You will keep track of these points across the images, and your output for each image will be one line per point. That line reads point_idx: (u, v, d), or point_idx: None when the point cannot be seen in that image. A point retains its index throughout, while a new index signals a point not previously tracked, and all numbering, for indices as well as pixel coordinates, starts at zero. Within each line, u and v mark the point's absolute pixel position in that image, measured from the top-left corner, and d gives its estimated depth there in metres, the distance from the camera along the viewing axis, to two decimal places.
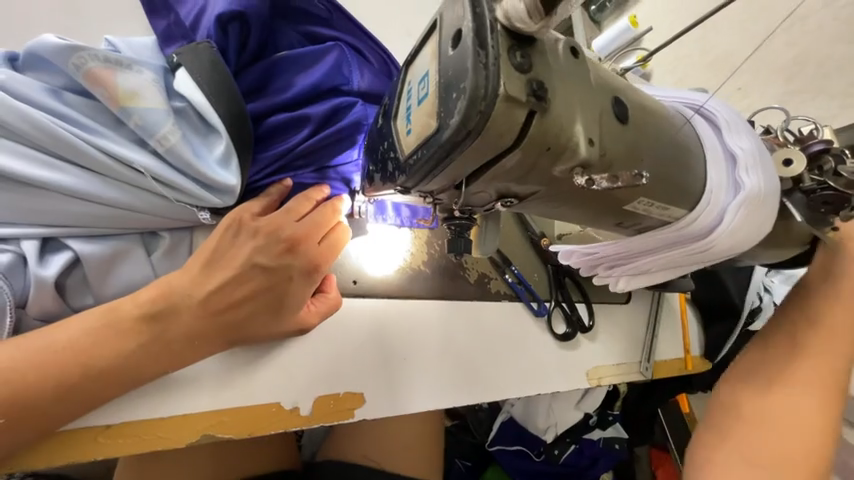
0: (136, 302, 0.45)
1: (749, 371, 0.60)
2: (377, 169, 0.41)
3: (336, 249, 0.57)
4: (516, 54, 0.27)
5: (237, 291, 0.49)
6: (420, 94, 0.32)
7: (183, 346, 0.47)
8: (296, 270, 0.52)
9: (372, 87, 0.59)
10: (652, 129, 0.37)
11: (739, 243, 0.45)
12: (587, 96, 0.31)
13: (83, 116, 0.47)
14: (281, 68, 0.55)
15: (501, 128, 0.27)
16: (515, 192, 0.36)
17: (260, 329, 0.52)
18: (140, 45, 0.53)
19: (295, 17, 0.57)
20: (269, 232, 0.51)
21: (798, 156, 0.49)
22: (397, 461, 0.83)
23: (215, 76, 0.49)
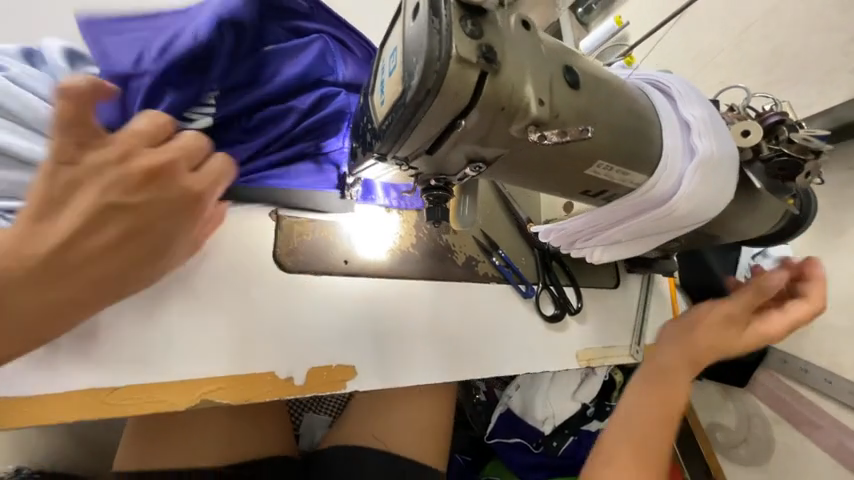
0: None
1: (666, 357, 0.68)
2: (359, 144, 0.45)
3: (209, 179, 0.41)
4: (467, 23, 0.31)
5: (96, 238, 0.37)
6: (390, 66, 0.36)
7: (56, 312, 0.38)
8: (166, 208, 0.39)
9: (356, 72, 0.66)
10: (604, 95, 0.40)
11: (697, 205, 0.48)
12: (536, 62, 0.34)
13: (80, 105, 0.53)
14: (271, 63, 0.60)
15: (456, 88, 0.31)
16: (483, 156, 0.39)
17: (144, 277, 0.43)
18: None
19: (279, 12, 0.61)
20: (117, 160, 0.36)
21: (755, 127, 0.52)
22: (399, 442, 0.84)
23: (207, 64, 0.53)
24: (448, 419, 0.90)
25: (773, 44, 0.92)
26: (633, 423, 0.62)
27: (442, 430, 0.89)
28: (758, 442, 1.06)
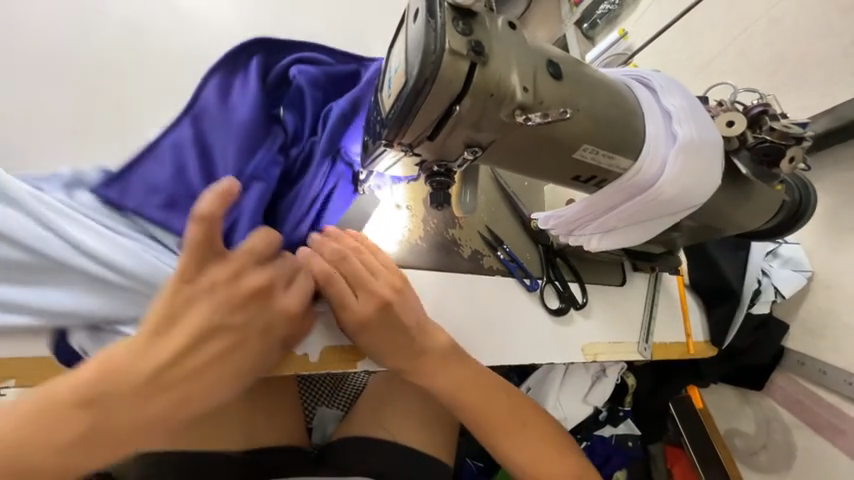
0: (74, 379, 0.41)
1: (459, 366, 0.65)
2: (370, 136, 0.51)
3: (300, 297, 0.56)
4: (459, 23, 0.36)
5: (198, 356, 0.45)
6: (395, 65, 0.42)
7: (129, 433, 0.42)
8: (262, 325, 0.50)
9: (343, 78, 0.68)
10: (586, 85, 0.45)
11: (682, 188, 0.52)
12: (521, 56, 0.40)
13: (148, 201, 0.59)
14: (285, 119, 0.64)
15: (450, 77, 0.37)
16: (478, 141, 0.44)
17: (206, 397, 0.46)
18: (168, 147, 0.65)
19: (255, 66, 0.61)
20: (229, 279, 0.47)
21: (739, 117, 0.56)
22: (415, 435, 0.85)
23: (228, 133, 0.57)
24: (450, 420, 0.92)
25: (773, 49, 0.96)
26: (472, 373, 0.66)
27: (452, 428, 0.92)
28: (778, 447, 1.10)
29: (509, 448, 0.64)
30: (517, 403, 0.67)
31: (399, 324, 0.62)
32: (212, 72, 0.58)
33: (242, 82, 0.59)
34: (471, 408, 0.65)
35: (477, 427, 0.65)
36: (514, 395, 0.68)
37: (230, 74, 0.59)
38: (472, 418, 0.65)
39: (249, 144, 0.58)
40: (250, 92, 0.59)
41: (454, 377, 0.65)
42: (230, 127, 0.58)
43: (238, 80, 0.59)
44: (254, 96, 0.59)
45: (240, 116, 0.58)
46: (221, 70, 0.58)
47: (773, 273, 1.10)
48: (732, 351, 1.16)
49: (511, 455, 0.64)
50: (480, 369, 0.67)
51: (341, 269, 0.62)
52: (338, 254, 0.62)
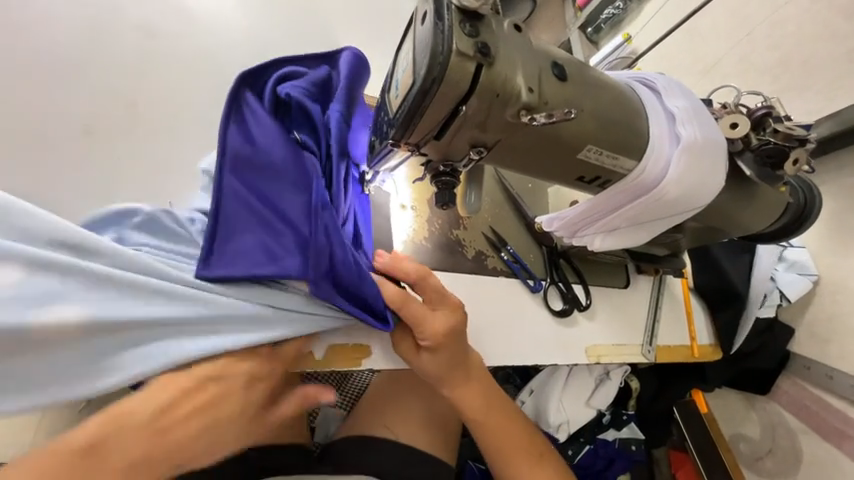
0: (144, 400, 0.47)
1: (484, 392, 0.69)
2: (377, 137, 0.52)
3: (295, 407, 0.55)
4: (466, 25, 0.37)
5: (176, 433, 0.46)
6: (403, 66, 0.43)
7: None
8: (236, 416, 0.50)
9: (324, 86, 0.70)
10: (590, 86, 0.46)
11: (687, 189, 0.52)
12: (527, 57, 0.41)
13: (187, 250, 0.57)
14: (303, 140, 0.65)
15: (457, 77, 0.37)
16: (483, 141, 0.45)
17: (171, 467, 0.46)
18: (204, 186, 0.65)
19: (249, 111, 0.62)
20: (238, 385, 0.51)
21: (743, 119, 0.56)
22: (417, 434, 0.86)
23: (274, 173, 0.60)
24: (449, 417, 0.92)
25: (778, 52, 0.96)
26: (497, 393, 0.71)
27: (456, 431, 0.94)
28: (784, 453, 1.08)
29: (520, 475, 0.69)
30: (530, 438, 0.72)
31: (455, 348, 0.65)
32: (227, 121, 0.59)
33: (257, 121, 0.62)
34: (491, 424, 0.69)
35: (491, 447, 0.70)
36: (532, 435, 0.72)
37: (243, 117, 0.61)
38: (485, 437, 0.69)
39: (295, 174, 0.61)
40: (269, 128, 0.61)
41: (482, 397, 0.69)
42: (271, 166, 0.60)
43: (252, 121, 0.62)
44: (274, 130, 0.61)
45: (276, 152, 0.61)
46: (233, 116, 0.60)
47: (778, 277, 1.09)
48: (738, 354, 1.16)
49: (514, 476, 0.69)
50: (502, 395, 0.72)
51: (412, 291, 0.64)
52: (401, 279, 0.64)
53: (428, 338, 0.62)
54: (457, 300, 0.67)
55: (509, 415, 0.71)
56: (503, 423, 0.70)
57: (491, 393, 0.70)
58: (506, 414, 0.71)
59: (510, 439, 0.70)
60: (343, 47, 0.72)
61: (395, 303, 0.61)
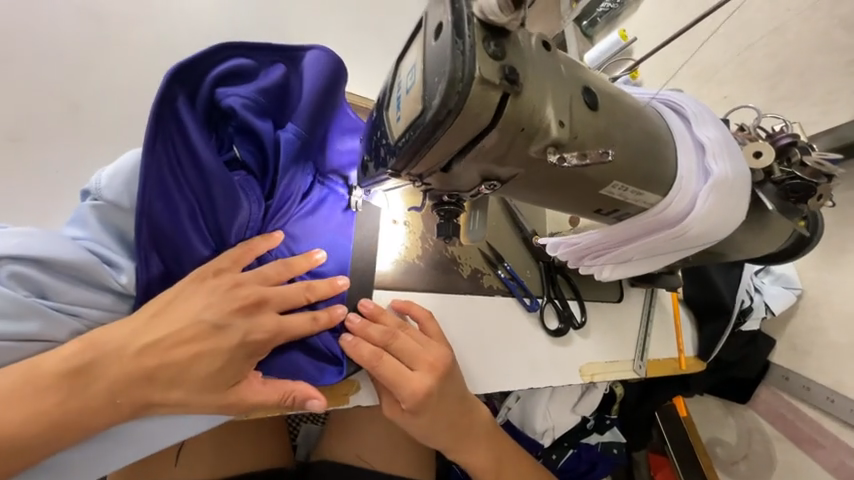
0: (217, 310, 0.51)
1: (483, 442, 0.69)
2: (371, 158, 0.45)
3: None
4: (490, 43, 0.31)
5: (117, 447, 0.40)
6: (407, 82, 0.36)
7: None
8: None
9: (278, 93, 0.60)
10: (620, 116, 0.41)
11: (710, 230, 0.48)
12: (558, 84, 0.35)
13: (66, 288, 0.50)
14: (244, 161, 0.61)
15: (478, 108, 0.31)
16: (498, 175, 0.39)
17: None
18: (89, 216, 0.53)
19: (171, 136, 0.53)
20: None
21: (767, 149, 0.53)
22: (393, 459, 0.82)
23: (205, 210, 0.56)
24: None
25: (775, 62, 0.92)
26: (505, 448, 0.72)
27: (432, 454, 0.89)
28: (759, 458, 1.08)
29: None
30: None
31: (439, 404, 0.62)
32: (152, 148, 0.51)
33: (188, 145, 0.54)
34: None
35: None
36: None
37: (170, 140, 0.53)
38: None
39: (228, 210, 0.57)
40: (204, 156, 0.53)
41: (490, 455, 0.70)
42: (199, 203, 0.56)
43: (183, 146, 0.54)
44: (208, 157, 0.54)
45: (212, 187, 0.55)
46: (159, 139, 0.52)
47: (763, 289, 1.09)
48: (720, 364, 1.16)
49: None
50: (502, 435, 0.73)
51: (390, 349, 0.61)
52: (373, 339, 0.60)
53: (407, 401, 0.59)
54: (440, 353, 0.63)
55: (513, 456, 0.73)
56: (505, 467, 0.72)
57: (491, 440, 0.70)
58: (508, 458, 0.72)
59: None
60: (307, 46, 0.60)
61: (368, 363, 0.59)
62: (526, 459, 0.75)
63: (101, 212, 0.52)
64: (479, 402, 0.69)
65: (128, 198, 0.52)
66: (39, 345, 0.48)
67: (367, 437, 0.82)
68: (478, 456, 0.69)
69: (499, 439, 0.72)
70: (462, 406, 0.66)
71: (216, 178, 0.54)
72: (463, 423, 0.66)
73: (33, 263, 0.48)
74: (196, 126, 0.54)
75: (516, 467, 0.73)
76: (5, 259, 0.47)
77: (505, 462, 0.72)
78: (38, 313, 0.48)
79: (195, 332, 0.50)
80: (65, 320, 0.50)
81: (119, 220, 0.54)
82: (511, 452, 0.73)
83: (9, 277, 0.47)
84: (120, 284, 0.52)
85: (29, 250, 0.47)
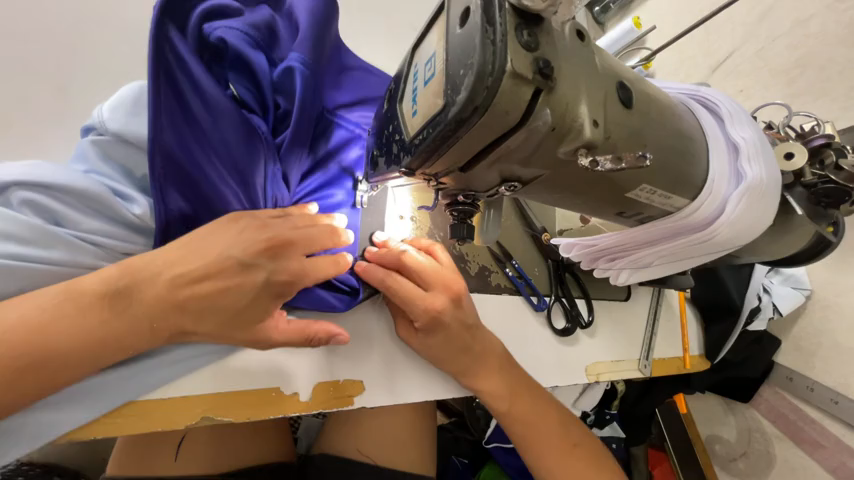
0: (243, 249, 0.48)
1: (494, 373, 0.66)
2: (381, 153, 0.42)
3: None
4: (523, 32, 0.29)
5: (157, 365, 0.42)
6: (426, 67, 0.33)
7: None
8: None
9: (268, 29, 0.57)
10: (653, 116, 0.40)
11: (739, 235, 0.47)
12: (592, 82, 0.34)
13: (84, 217, 0.50)
14: (243, 99, 0.57)
15: (506, 105, 0.29)
16: (519, 176, 0.36)
17: None
18: (101, 147, 0.52)
19: (171, 72, 0.48)
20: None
21: (800, 150, 0.52)
22: (394, 455, 0.80)
23: (218, 140, 0.53)
24: (434, 424, 0.87)
25: (799, 54, 0.86)
26: (519, 378, 0.69)
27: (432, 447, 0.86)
28: (757, 456, 1.02)
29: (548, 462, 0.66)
30: (563, 422, 0.69)
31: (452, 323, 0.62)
32: (154, 81, 0.47)
33: (190, 79, 0.50)
34: (517, 412, 0.67)
35: (514, 431, 0.68)
36: (561, 417, 0.70)
37: (171, 73, 0.48)
38: (505, 419, 0.68)
39: (238, 143, 0.54)
40: (210, 91, 0.51)
41: (504, 384, 0.67)
42: (211, 140, 0.52)
43: (185, 83, 0.49)
44: (214, 92, 0.51)
45: (223, 122, 0.53)
46: (161, 75, 0.47)
47: (772, 289, 0.99)
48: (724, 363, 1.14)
49: (546, 467, 0.66)
50: (515, 364, 0.69)
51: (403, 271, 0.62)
52: (389, 260, 0.61)
53: (420, 319, 0.60)
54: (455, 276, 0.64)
55: (531, 395, 0.69)
56: (523, 405, 0.67)
57: (504, 373, 0.67)
58: (525, 396, 0.68)
59: (531, 422, 0.67)
60: None
61: (384, 282, 0.60)
62: (547, 399, 0.70)
63: (105, 145, 0.52)
64: (490, 332, 0.68)
65: (128, 127, 0.51)
66: (63, 272, 0.49)
67: (366, 433, 0.81)
68: (489, 383, 0.66)
69: (513, 372, 0.68)
70: (475, 328, 0.65)
71: (226, 112, 0.53)
72: (474, 349, 0.64)
73: (46, 192, 0.49)
74: (194, 60, 0.50)
75: (534, 407, 0.68)
76: (22, 185, 0.48)
77: (521, 397, 0.68)
78: (62, 239, 0.49)
79: (222, 269, 0.47)
80: (87, 249, 0.50)
81: (127, 154, 0.53)
82: (527, 388, 0.69)
83: (31, 204, 0.48)
84: (134, 216, 0.51)
85: (41, 177, 0.48)
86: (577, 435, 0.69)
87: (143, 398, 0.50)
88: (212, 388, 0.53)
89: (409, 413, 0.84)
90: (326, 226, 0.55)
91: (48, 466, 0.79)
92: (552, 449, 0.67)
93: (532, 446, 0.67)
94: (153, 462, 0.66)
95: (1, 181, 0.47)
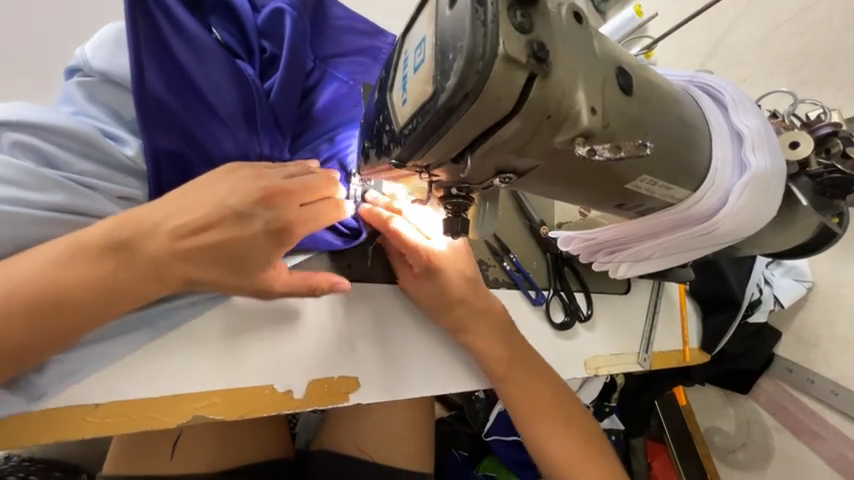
0: (240, 196, 0.46)
1: (489, 333, 0.67)
2: (372, 145, 0.40)
3: None
4: (516, 13, 0.28)
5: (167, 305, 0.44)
6: (416, 48, 0.32)
7: None
8: None
9: None
10: (653, 97, 0.39)
11: (740, 227, 0.46)
12: (591, 68, 0.32)
13: (74, 159, 0.49)
14: (228, 43, 0.57)
15: (499, 92, 0.28)
16: (515, 167, 0.35)
17: None
18: (89, 87, 0.51)
19: (149, 15, 0.49)
20: None
21: (805, 139, 0.50)
22: (394, 453, 0.80)
23: (206, 83, 0.53)
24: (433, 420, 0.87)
25: (803, 42, 0.83)
26: (518, 341, 0.69)
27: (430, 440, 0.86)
28: (756, 448, 1.02)
29: (532, 427, 0.68)
30: (557, 394, 0.69)
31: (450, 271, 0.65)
32: (134, 23, 0.48)
33: (170, 17, 0.51)
34: (510, 375, 0.68)
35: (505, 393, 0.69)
36: (555, 389, 0.70)
37: (151, 14, 0.49)
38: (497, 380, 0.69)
39: (223, 84, 0.53)
40: (195, 31, 0.52)
41: (499, 342, 0.68)
42: (196, 83, 0.52)
43: (165, 24, 0.50)
44: (197, 33, 0.52)
45: (208, 64, 0.53)
46: (140, 16, 0.49)
47: (773, 281, 0.98)
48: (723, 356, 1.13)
49: (530, 431, 0.68)
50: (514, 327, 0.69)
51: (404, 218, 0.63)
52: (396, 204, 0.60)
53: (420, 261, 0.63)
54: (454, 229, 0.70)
55: (526, 360, 0.69)
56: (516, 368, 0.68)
57: (501, 334, 0.68)
58: (519, 360, 0.68)
59: (523, 387, 0.68)
60: None
61: (388, 228, 0.60)
62: (543, 367, 0.70)
63: (93, 86, 0.51)
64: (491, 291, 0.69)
65: (114, 64, 0.50)
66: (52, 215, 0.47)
67: (363, 429, 0.80)
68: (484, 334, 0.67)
69: (509, 335, 0.68)
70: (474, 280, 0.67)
71: (211, 51, 0.53)
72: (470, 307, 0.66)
73: (31, 131, 0.47)
74: (175, 2, 0.51)
75: (526, 373, 0.69)
76: (7, 127, 0.46)
77: (516, 361, 0.68)
78: (52, 182, 0.47)
79: (221, 218, 0.45)
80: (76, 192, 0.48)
81: (113, 94, 0.52)
82: (523, 354, 0.69)
83: (18, 148, 0.46)
84: (127, 158, 0.51)
85: (26, 116, 0.46)
86: (567, 409, 0.69)
87: (133, 389, 0.48)
88: (204, 386, 0.52)
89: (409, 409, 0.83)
90: (323, 173, 0.51)
91: (46, 462, 0.78)
92: (536, 418, 0.68)
93: (520, 411, 0.68)
94: (150, 458, 0.66)
95: None
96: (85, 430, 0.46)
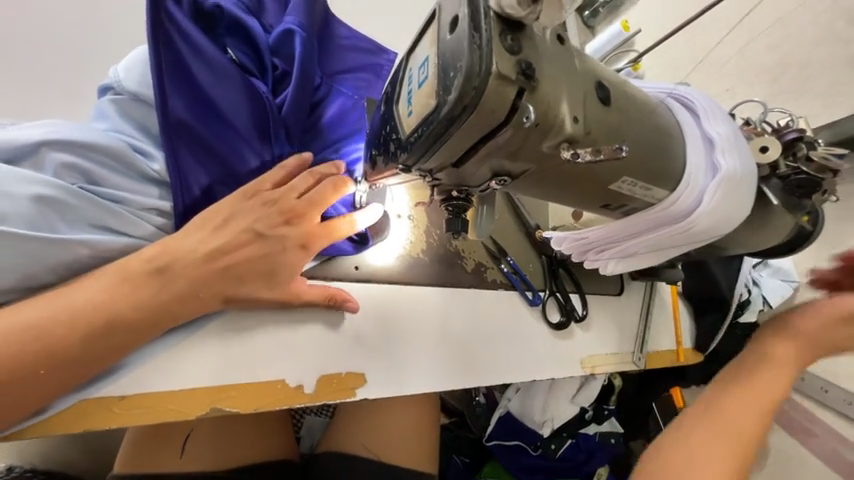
0: (263, 220, 0.53)
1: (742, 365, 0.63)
2: (380, 152, 0.44)
3: None
4: (507, 38, 0.32)
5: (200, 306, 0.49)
6: (420, 65, 0.36)
7: None
8: None
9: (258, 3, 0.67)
10: (631, 107, 0.43)
11: (717, 223, 0.50)
12: (573, 82, 0.37)
13: (103, 173, 0.52)
14: (241, 62, 0.61)
15: (493, 105, 0.32)
16: (509, 170, 0.39)
17: None
18: (123, 108, 0.55)
19: (170, 41, 0.54)
20: None
21: (774, 144, 0.55)
22: (399, 456, 0.82)
23: (226, 99, 0.57)
24: (438, 424, 0.89)
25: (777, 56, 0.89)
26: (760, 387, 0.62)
27: (434, 442, 0.87)
28: None
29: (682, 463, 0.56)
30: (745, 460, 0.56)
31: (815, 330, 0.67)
32: (155, 50, 0.53)
33: (188, 42, 0.55)
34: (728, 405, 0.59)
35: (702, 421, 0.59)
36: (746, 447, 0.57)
37: (172, 40, 0.54)
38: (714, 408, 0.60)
39: (237, 100, 0.58)
40: (212, 54, 0.57)
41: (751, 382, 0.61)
42: (213, 101, 0.56)
43: (184, 49, 0.55)
44: (215, 54, 0.56)
45: (224, 82, 0.57)
46: (161, 43, 0.54)
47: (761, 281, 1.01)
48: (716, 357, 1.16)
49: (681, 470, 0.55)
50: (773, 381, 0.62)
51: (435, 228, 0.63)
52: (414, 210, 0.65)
53: None
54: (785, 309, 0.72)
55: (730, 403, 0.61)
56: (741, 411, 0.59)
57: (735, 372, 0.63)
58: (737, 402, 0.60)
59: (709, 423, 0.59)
60: None
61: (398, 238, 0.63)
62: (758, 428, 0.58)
63: (123, 104, 0.55)
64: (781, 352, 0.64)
65: (144, 85, 0.54)
66: (77, 226, 0.49)
67: (369, 433, 0.82)
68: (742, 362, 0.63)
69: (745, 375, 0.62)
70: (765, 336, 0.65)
71: (227, 70, 0.57)
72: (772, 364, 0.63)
73: (67, 149, 0.50)
74: (193, 27, 0.56)
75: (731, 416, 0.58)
76: (46, 145, 0.49)
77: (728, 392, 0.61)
78: (79, 195, 0.49)
79: (246, 238, 0.52)
80: (100, 205, 0.50)
81: (140, 112, 0.56)
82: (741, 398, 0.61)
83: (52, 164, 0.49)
84: (153, 172, 0.54)
85: (65, 134, 0.50)
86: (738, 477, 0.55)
87: (154, 384, 0.51)
88: (221, 380, 0.54)
89: (414, 414, 0.85)
90: (328, 181, 0.57)
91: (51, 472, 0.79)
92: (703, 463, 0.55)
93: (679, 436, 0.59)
94: (160, 459, 0.67)
95: (28, 141, 0.49)
96: (107, 421, 0.48)
